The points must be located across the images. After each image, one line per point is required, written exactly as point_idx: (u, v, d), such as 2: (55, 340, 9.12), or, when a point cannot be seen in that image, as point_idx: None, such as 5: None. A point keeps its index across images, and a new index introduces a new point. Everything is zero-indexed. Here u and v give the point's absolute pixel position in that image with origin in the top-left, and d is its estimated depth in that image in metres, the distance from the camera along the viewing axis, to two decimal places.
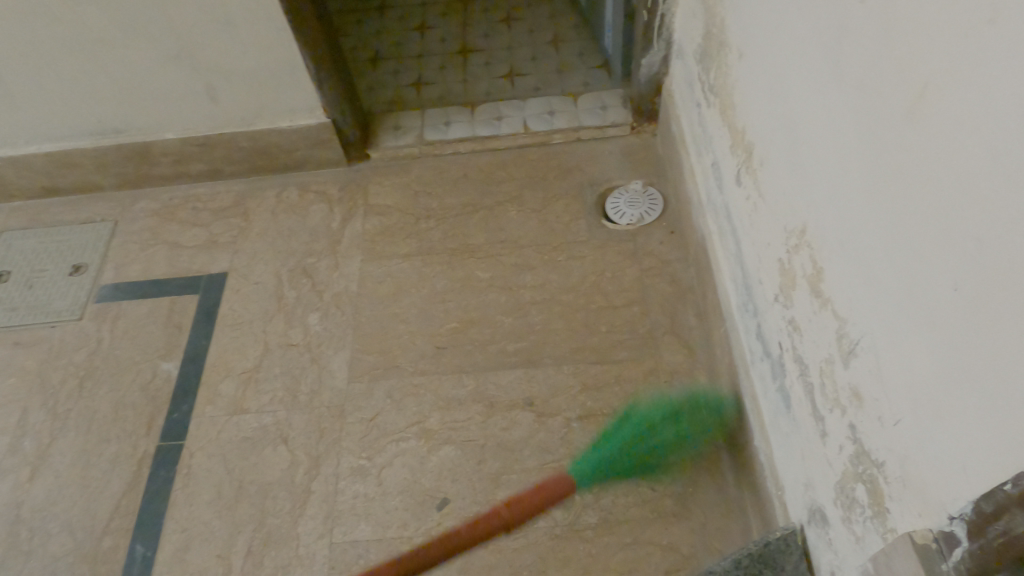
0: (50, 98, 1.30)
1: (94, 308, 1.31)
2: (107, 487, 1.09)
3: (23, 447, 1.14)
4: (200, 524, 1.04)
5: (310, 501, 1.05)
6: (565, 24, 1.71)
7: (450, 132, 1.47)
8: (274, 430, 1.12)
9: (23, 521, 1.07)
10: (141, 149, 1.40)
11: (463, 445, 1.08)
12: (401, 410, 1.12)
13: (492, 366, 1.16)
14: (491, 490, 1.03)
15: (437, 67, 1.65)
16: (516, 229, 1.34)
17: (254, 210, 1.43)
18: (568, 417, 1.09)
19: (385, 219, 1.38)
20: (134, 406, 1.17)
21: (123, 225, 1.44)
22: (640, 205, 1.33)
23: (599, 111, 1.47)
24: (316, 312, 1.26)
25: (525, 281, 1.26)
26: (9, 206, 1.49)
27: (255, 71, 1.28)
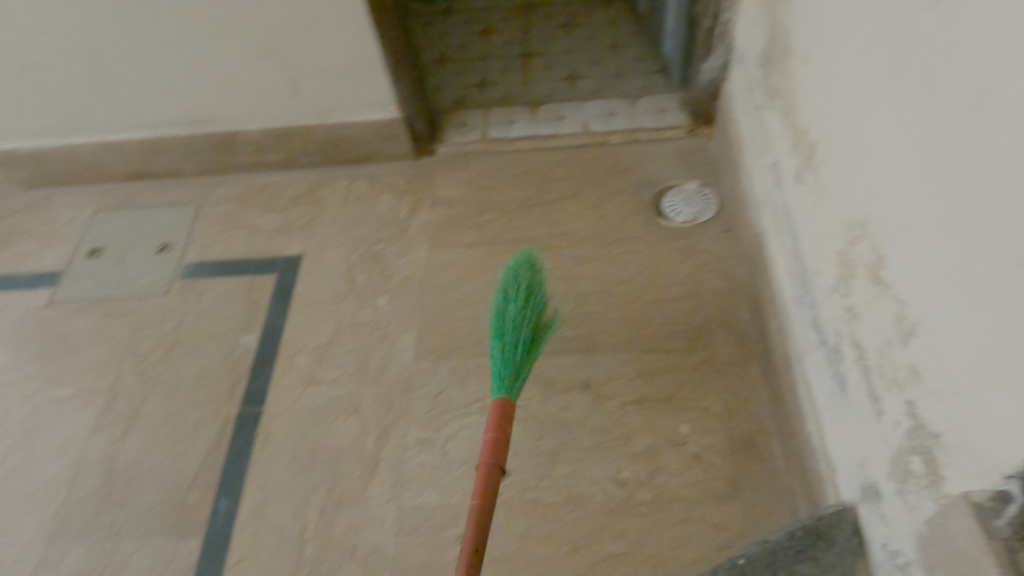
0: (147, 88, 1.41)
1: (179, 284, 1.41)
2: (193, 446, 1.18)
3: (116, 406, 1.24)
4: (278, 483, 1.12)
5: (378, 467, 1.12)
6: (624, 31, 1.77)
7: (513, 131, 1.54)
8: (346, 400, 1.20)
9: (117, 473, 1.16)
10: (225, 137, 1.50)
11: (523, 422, 1.14)
12: (465, 387, 1.19)
13: (551, 350, 1.22)
14: (550, 465, 1.09)
15: (500, 69, 1.73)
16: (574, 223, 1.40)
17: (327, 197, 1.52)
18: (623, 400, 1.14)
19: (449, 210, 1.45)
20: (217, 374, 1.26)
21: (206, 208, 1.54)
22: (695, 204, 1.38)
23: (657, 114, 1.52)
24: (385, 294, 1.33)
25: (583, 272, 1.32)
26: (101, 188, 1.62)
27: (335, 68, 1.37)
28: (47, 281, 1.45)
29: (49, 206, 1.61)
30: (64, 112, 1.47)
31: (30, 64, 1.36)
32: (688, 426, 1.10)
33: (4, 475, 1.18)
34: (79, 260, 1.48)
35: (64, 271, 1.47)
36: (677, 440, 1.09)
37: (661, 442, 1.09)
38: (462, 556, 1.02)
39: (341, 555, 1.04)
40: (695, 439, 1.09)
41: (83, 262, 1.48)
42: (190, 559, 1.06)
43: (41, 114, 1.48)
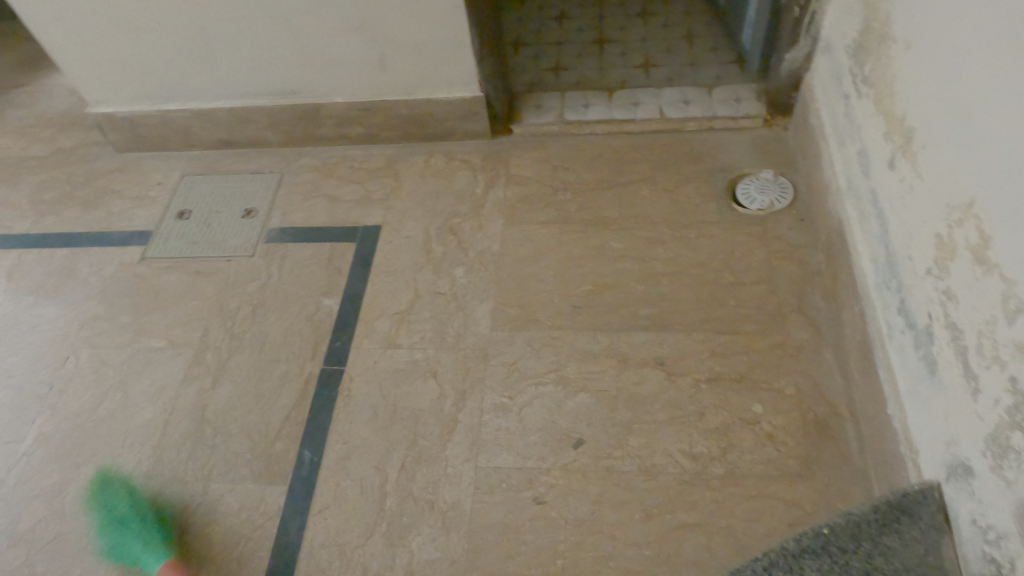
0: (243, 57, 1.47)
1: (264, 247, 1.46)
2: (279, 400, 1.23)
3: (206, 358, 1.31)
4: (359, 438, 1.17)
5: (456, 429, 1.16)
6: (699, 21, 1.78)
7: (589, 114, 1.56)
8: (424, 364, 1.24)
9: (207, 421, 1.22)
10: (311, 110, 1.55)
11: (597, 394, 1.17)
12: (540, 357, 1.23)
13: (625, 326, 1.25)
14: (624, 436, 1.12)
15: (575, 55, 1.75)
16: (648, 206, 1.42)
17: (405, 172, 1.56)
18: (697, 378, 1.17)
19: (524, 188, 1.49)
20: (301, 333, 1.32)
21: (288, 177, 1.60)
22: (770, 191, 1.39)
23: (732, 103, 1.53)
24: (461, 266, 1.37)
25: (657, 254, 1.34)
26: (189, 154, 1.70)
27: (423, 44, 1.41)
28: (138, 240, 1.53)
29: (140, 169, 1.69)
30: (161, 79, 1.54)
31: (136, 28, 1.43)
32: (762, 406, 1.12)
33: (102, 416, 1.25)
34: (168, 222, 1.55)
35: (154, 231, 1.54)
36: (750, 419, 1.11)
37: (734, 420, 1.11)
38: (537, 516, 1.06)
39: (420, 509, 1.08)
40: (768, 419, 1.11)
41: (172, 223, 1.55)
42: (276, 504, 1.12)
43: (140, 79, 1.55)
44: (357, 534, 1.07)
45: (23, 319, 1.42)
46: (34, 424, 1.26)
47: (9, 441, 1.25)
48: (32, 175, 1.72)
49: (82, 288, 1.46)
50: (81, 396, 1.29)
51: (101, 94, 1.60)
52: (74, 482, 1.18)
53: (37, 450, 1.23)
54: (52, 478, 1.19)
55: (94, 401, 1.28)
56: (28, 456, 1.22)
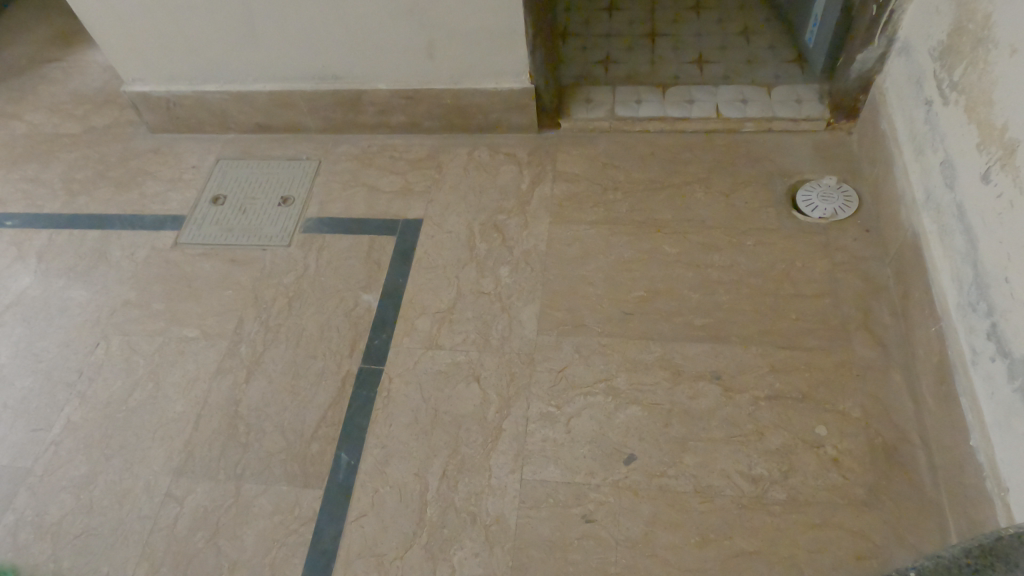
0: (287, 39, 1.42)
1: (301, 237, 1.41)
2: (315, 399, 1.18)
3: (240, 351, 1.26)
4: (398, 443, 1.12)
5: (500, 438, 1.11)
6: (757, 16, 1.70)
7: (641, 110, 1.50)
8: (467, 367, 1.19)
9: (241, 417, 1.18)
10: (353, 96, 1.50)
11: (649, 407, 1.11)
12: (589, 366, 1.17)
13: (679, 337, 1.19)
14: (678, 454, 1.06)
15: (625, 48, 1.68)
16: (703, 209, 1.35)
17: (447, 164, 1.51)
18: (756, 395, 1.11)
19: (572, 186, 1.42)
20: (338, 329, 1.27)
21: (326, 165, 1.55)
22: (833, 199, 1.32)
23: (794, 105, 1.46)
24: (506, 265, 1.32)
25: (713, 260, 1.28)
26: (225, 138, 1.65)
27: (475, 32, 1.35)
28: (171, 225, 1.48)
29: (174, 151, 1.64)
30: (200, 59, 1.49)
31: (176, 6, 1.38)
32: (826, 428, 1.06)
33: (132, 407, 1.21)
34: (203, 207, 1.51)
35: (188, 216, 1.49)
36: (813, 441, 1.05)
37: (796, 441, 1.05)
38: (586, 535, 1.00)
39: (463, 522, 1.03)
40: (833, 442, 1.05)
41: (207, 209, 1.50)
42: (312, 508, 1.07)
43: (179, 59, 1.50)
44: (396, 545, 1.02)
45: (53, 303, 1.38)
46: (63, 412, 1.22)
47: (36, 429, 1.21)
48: (65, 152, 1.69)
49: (113, 273, 1.42)
50: (111, 385, 1.25)
51: (138, 73, 1.56)
52: (103, 475, 1.14)
53: (65, 439, 1.19)
54: (80, 470, 1.15)
55: (124, 391, 1.23)
56: (56, 445, 1.18)
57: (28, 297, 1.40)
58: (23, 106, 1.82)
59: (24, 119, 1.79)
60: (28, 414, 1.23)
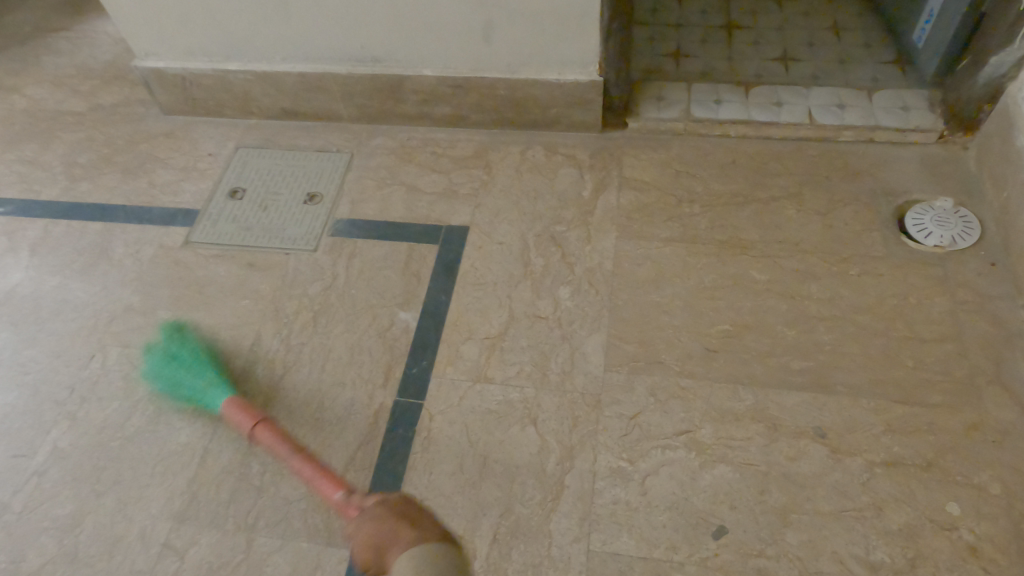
0: (322, 14, 1.24)
1: (329, 241, 1.24)
2: (342, 436, 1.01)
3: (256, 374, 1.09)
4: (441, 496, 0.94)
5: (562, 496, 0.93)
6: (848, 10, 1.51)
7: (722, 111, 1.31)
8: (522, 407, 1.01)
9: (255, 454, 1.01)
10: (394, 82, 1.32)
11: (741, 467, 0.93)
12: (667, 413, 0.99)
13: (774, 382, 1.00)
14: (779, 529, 0.88)
15: (699, 40, 1.49)
16: (795, 230, 1.17)
17: (497, 164, 1.32)
18: (870, 459, 0.93)
19: (642, 195, 1.24)
20: (371, 352, 1.09)
21: (359, 159, 1.37)
22: (950, 225, 1.12)
23: (899, 112, 1.27)
24: (567, 285, 1.14)
25: (810, 291, 1.09)
26: (246, 123, 1.48)
27: (540, 14, 1.16)
28: (183, 220, 1.31)
29: (189, 136, 1.47)
30: (222, 33, 1.32)
31: None
32: (959, 506, 0.88)
33: (130, 435, 1.04)
34: (219, 201, 1.33)
35: (202, 211, 1.32)
36: (944, 523, 0.87)
37: (923, 522, 0.87)
38: None
39: None
40: (968, 525, 0.86)
41: (223, 203, 1.33)
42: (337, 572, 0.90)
43: (199, 32, 1.33)
44: None
45: (45, 304, 1.21)
46: (49, 436, 1.06)
47: (17, 454, 1.04)
48: (67, 132, 1.51)
49: (115, 272, 1.25)
50: (106, 406, 1.08)
51: (152, 47, 1.38)
52: (91, 516, 0.97)
53: (50, 469, 1.02)
54: (66, 508, 0.99)
55: (122, 414, 1.07)
56: (39, 476, 1.02)
57: (17, 297, 1.23)
58: (23, 79, 1.65)
59: (24, 93, 1.62)
60: (9, 436, 1.06)
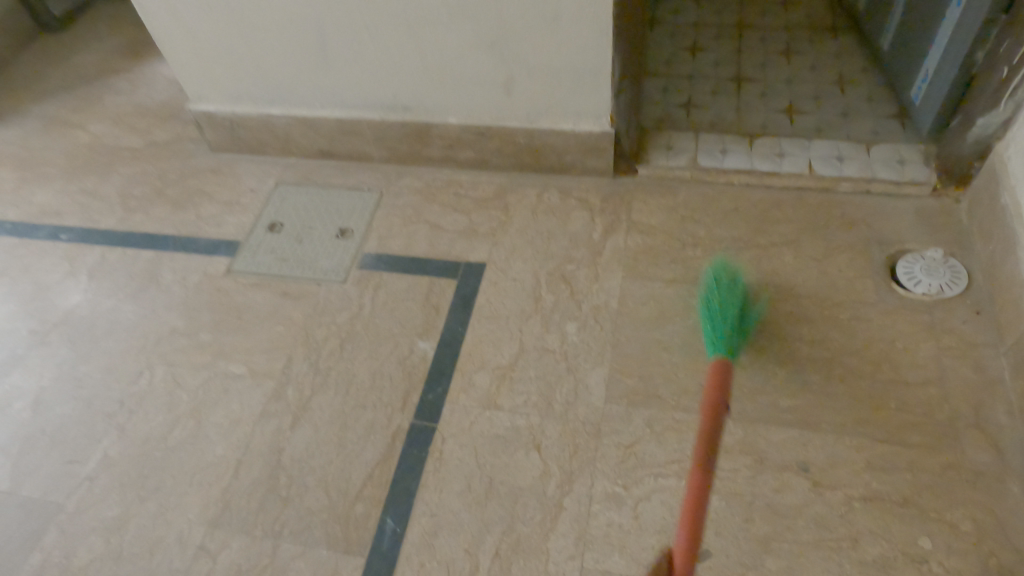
0: (360, 67, 1.36)
1: (357, 273, 1.35)
2: (362, 454, 1.10)
3: (286, 394, 1.19)
4: (449, 513, 1.03)
5: (560, 517, 1.01)
6: (853, 66, 1.59)
7: (727, 161, 1.40)
8: (527, 433, 1.10)
9: (283, 468, 1.10)
10: (422, 128, 1.44)
11: (728, 497, 1.00)
12: (661, 444, 1.06)
13: (763, 418, 1.07)
14: (760, 555, 0.95)
15: (709, 91, 1.58)
16: (792, 275, 1.25)
17: (515, 205, 1.43)
18: (849, 494, 0.99)
19: (648, 238, 1.33)
20: (391, 378, 1.19)
21: (388, 198, 1.48)
22: (939, 274, 1.19)
23: (896, 166, 1.34)
24: (574, 321, 1.22)
25: (801, 333, 1.16)
26: (285, 162, 1.60)
27: (557, 70, 1.27)
28: (226, 250, 1.43)
29: (233, 172, 1.60)
30: (269, 81, 1.45)
31: (253, 26, 1.34)
32: (931, 541, 0.94)
33: (172, 446, 1.15)
34: (258, 233, 1.45)
35: (243, 242, 1.44)
36: (916, 556, 0.93)
37: (897, 554, 0.93)
38: None
39: None
40: (939, 559, 0.92)
41: (263, 236, 1.45)
42: None
43: (248, 80, 1.46)
44: None
45: (100, 325, 1.34)
46: (100, 445, 1.17)
47: (71, 460, 1.16)
48: (124, 166, 1.66)
49: (164, 297, 1.37)
50: (151, 419, 1.19)
51: (205, 92, 1.53)
52: (135, 518, 1.08)
53: (100, 475, 1.14)
54: (113, 511, 1.09)
55: (165, 428, 1.18)
56: (91, 481, 1.13)
57: (76, 317, 1.36)
58: (87, 116, 1.81)
59: (87, 129, 1.77)
60: (65, 443, 1.18)
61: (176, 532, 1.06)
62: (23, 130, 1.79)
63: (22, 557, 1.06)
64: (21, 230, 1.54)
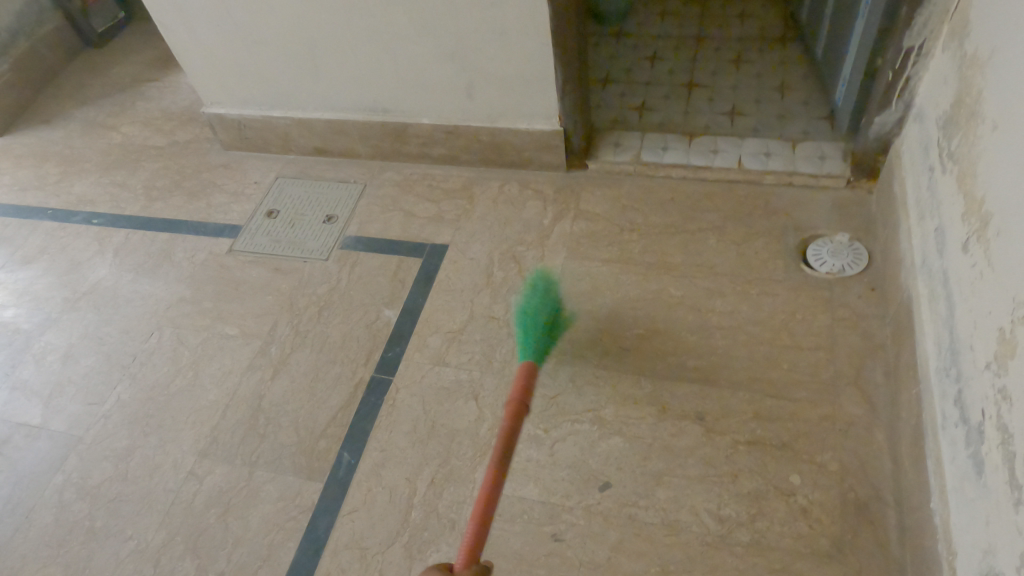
0: (344, 75, 1.57)
1: (338, 253, 1.55)
2: (328, 401, 1.30)
3: (270, 351, 1.40)
4: (396, 448, 1.22)
5: (488, 453, 1.18)
6: (794, 73, 1.74)
7: (666, 157, 1.56)
8: (468, 386, 1.28)
9: (262, 411, 1.31)
10: (400, 128, 1.64)
11: (631, 439, 1.16)
12: (580, 395, 1.23)
13: (670, 375, 1.23)
14: (651, 486, 1.11)
15: (662, 96, 1.75)
16: (713, 256, 1.40)
17: (479, 195, 1.61)
18: (736, 438, 1.14)
19: (591, 224, 1.50)
20: (359, 339, 1.38)
21: (370, 189, 1.69)
22: (843, 256, 1.33)
23: (816, 160, 1.49)
24: (518, 294, 1.40)
25: (714, 306, 1.32)
26: (286, 158, 1.83)
27: (510, 76, 1.46)
28: (229, 233, 1.65)
29: (241, 167, 1.83)
30: (269, 87, 1.67)
31: (253, 40, 1.56)
32: (800, 477, 1.08)
33: (173, 392, 1.37)
34: (258, 218, 1.67)
35: (244, 226, 1.66)
36: (785, 489, 1.07)
37: (769, 488, 1.08)
38: (553, 552, 1.07)
39: (442, 527, 1.11)
40: (805, 492, 1.06)
41: (261, 221, 1.66)
42: (312, 498, 1.18)
43: (252, 86, 1.69)
44: (381, 541, 1.11)
45: (121, 294, 1.57)
46: (115, 390, 1.39)
47: (91, 402, 1.38)
48: (149, 162, 1.90)
49: (175, 272, 1.60)
50: (158, 370, 1.41)
51: (217, 97, 1.76)
52: (140, 449, 1.29)
53: (113, 414, 1.36)
54: (122, 442, 1.31)
55: (169, 377, 1.39)
56: (106, 418, 1.35)
57: (101, 287, 1.59)
58: (121, 119, 2.07)
59: (121, 130, 2.03)
60: (86, 389, 1.40)
61: (171, 460, 1.27)
62: (67, 131, 2.06)
63: (47, 477, 1.28)
64: (61, 216, 1.79)
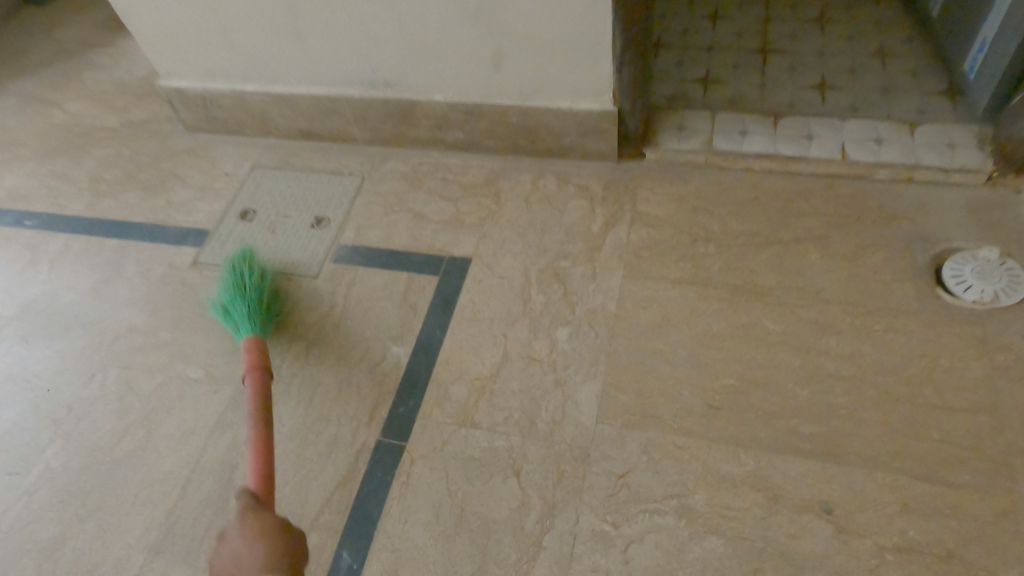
0: (333, 40, 1.22)
1: (330, 268, 1.22)
2: (321, 475, 0.98)
3: (245, 403, 1.08)
4: (413, 548, 0.91)
5: (538, 558, 0.88)
6: (896, 35, 1.40)
7: (746, 144, 1.23)
8: (505, 456, 0.96)
9: (234, 489, 0.99)
10: (405, 106, 1.30)
11: (734, 541, 0.86)
12: (658, 474, 0.92)
13: (778, 446, 0.92)
14: None
15: (731, 64, 1.41)
16: (818, 276, 1.08)
17: (506, 192, 1.28)
18: (880, 543, 0.84)
19: (654, 232, 1.17)
20: (359, 388, 1.06)
21: (369, 183, 1.35)
22: (993, 279, 1.00)
23: (944, 150, 1.16)
24: (565, 327, 1.08)
25: (827, 346, 1.01)
26: (264, 143, 1.48)
27: (549, 42, 1.11)
28: (193, 240, 1.32)
29: (209, 154, 1.49)
30: (238, 56, 1.32)
31: None
32: None
33: (118, 459, 1.05)
34: (230, 221, 1.34)
35: (212, 231, 1.33)
36: None
37: None
38: None
39: None
40: None
41: (234, 224, 1.33)
42: None
43: (217, 54, 1.33)
44: None
45: (56, 321, 1.24)
46: (43, 455, 1.07)
47: (11, 472, 1.06)
48: (98, 147, 1.55)
49: (125, 291, 1.26)
50: (99, 427, 1.09)
51: (174, 68, 1.40)
52: (72, 541, 0.98)
53: (40, 488, 1.04)
54: (49, 531, 0.99)
55: (113, 437, 1.07)
56: (29, 496, 1.03)
57: (32, 312, 1.26)
58: (65, 93, 1.71)
59: (64, 107, 1.67)
60: (6, 453, 1.08)
61: (114, 559, 0.95)
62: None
63: None
64: None
